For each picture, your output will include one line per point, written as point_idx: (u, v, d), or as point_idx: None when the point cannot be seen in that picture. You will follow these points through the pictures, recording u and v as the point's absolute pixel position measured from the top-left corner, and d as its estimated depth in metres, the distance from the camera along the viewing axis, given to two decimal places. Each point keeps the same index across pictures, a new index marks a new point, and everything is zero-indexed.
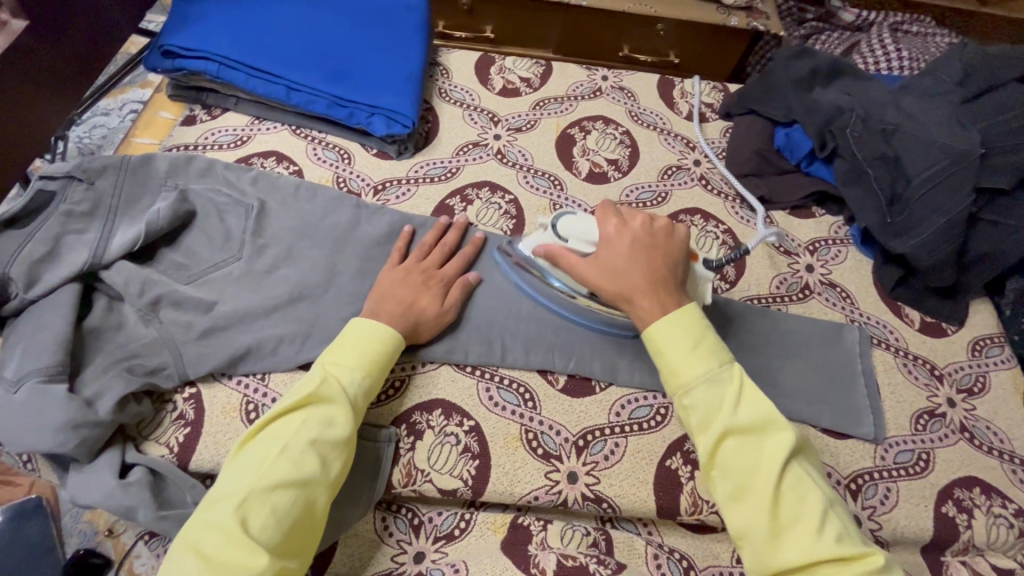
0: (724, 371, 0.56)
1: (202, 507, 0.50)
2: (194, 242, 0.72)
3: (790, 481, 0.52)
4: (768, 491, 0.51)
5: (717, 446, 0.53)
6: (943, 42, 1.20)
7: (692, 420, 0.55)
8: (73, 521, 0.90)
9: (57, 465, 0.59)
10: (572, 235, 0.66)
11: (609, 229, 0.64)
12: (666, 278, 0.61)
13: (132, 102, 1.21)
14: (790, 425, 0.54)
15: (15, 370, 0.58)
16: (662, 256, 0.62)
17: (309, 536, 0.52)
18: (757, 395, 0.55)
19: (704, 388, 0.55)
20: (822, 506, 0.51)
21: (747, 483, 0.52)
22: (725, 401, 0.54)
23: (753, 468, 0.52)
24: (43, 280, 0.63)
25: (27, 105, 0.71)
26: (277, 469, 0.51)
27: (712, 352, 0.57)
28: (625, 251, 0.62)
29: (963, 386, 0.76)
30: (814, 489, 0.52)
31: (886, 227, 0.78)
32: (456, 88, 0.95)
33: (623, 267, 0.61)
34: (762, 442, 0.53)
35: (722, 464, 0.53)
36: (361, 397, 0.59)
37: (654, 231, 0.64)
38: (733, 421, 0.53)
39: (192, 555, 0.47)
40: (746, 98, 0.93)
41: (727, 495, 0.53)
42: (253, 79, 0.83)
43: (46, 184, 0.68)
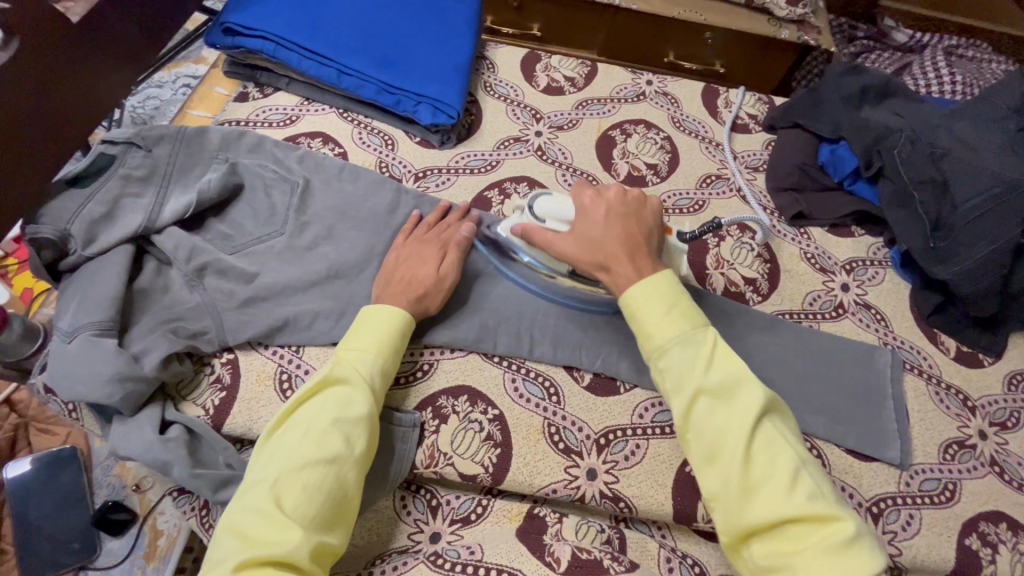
0: (699, 333, 0.55)
1: (238, 493, 0.52)
2: (241, 215, 0.75)
3: (763, 440, 0.51)
4: (739, 449, 0.50)
5: (690, 406, 0.53)
6: (999, 70, 1.17)
7: (666, 383, 0.55)
8: (104, 474, 0.97)
9: (102, 416, 0.62)
10: (548, 213, 0.67)
11: (584, 200, 0.64)
12: (640, 244, 0.61)
13: (186, 77, 1.25)
14: (762, 385, 0.53)
15: (70, 322, 0.61)
16: (636, 224, 0.62)
17: (345, 511, 0.54)
18: (730, 356, 0.54)
19: (678, 348, 0.55)
20: (795, 464, 0.50)
21: (718, 445, 0.51)
22: (698, 361, 0.54)
23: (726, 429, 0.51)
24: (99, 239, 0.66)
25: (98, 71, 0.74)
26: (303, 449, 0.53)
27: (688, 315, 0.56)
28: (600, 219, 0.62)
29: (996, 420, 0.74)
30: (786, 447, 0.51)
31: (927, 252, 0.77)
32: (502, 83, 0.96)
33: (598, 236, 0.61)
34: (733, 402, 0.52)
35: (695, 426, 0.53)
36: (378, 377, 0.60)
37: (630, 200, 0.64)
38: (706, 380, 0.53)
39: (232, 536, 0.49)
40: (794, 111, 0.93)
41: (699, 458, 0.52)
42: (306, 60, 0.85)
43: (108, 148, 0.70)
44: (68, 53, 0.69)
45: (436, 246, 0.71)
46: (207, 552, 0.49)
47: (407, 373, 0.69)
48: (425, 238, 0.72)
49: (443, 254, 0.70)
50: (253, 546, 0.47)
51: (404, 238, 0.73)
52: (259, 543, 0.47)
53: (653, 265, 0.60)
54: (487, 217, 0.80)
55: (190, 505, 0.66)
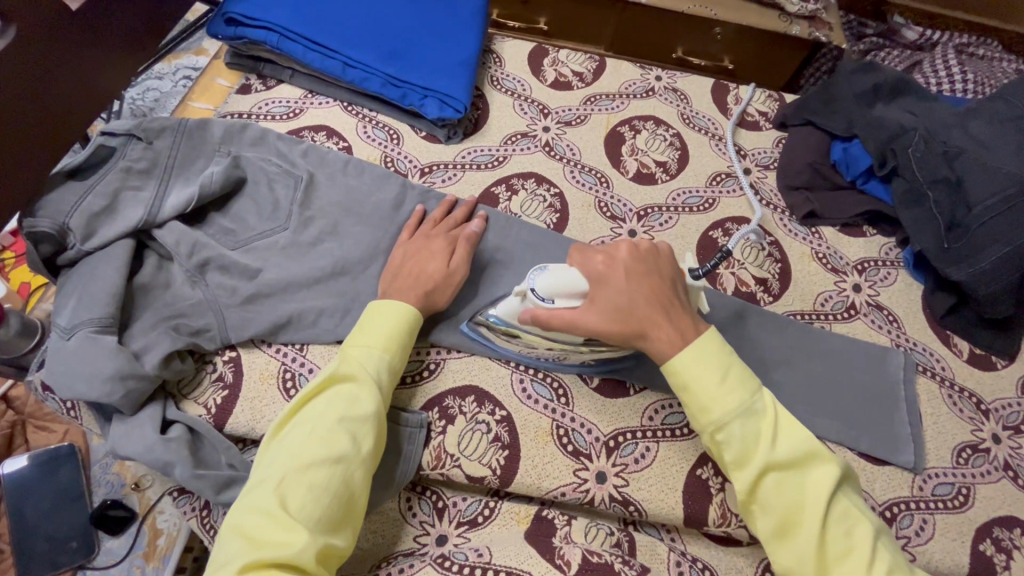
0: (758, 402, 0.54)
1: (243, 492, 0.51)
2: (243, 209, 0.73)
3: (838, 513, 0.51)
4: (815, 526, 0.50)
5: (757, 482, 0.52)
6: (1011, 68, 1.16)
7: (727, 457, 0.54)
8: (103, 471, 0.96)
9: (102, 414, 0.61)
10: (554, 292, 0.59)
11: (597, 266, 0.59)
12: (670, 299, 0.58)
13: (186, 68, 1.23)
14: (829, 455, 0.53)
15: (69, 318, 0.60)
16: (659, 278, 0.59)
17: (353, 511, 0.53)
18: (791, 425, 0.54)
19: (739, 422, 0.53)
20: (871, 538, 0.50)
21: (791, 521, 0.51)
22: (761, 435, 0.53)
23: (797, 504, 0.51)
24: (99, 233, 0.65)
25: (98, 62, 0.72)
26: (309, 448, 0.51)
27: (742, 381, 0.55)
28: (623, 286, 0.57)
29: (1010, 423, 0.73)
30: (860, 517, 0.51)
31: (942, 253, 0.75)
32: (509, 78, 0.95)
33: (625, 305, 0.57)
34: (802, 476, 0.52)
35: (763, 501, 0.52)
36: (385, 374, 0.59)
37: (644, 254, 0.60)
38: (773, 456, 0.52)
39: (237, 536, 0.48)
40: (806, 109, 0.91)
41: (769, 534, 0.52)
42: (310, 52, 0.83)
43: (107, 140, 0.68)
44: (67, 43, 0.67)
45: (443, 243, 0.69)
46: (212, 552, 0.48)
47: (413, 372, 0.68)
48: (431, 235, 0.70)
49: (451, 250, 0.69)
50: (258, 548, 0.46)
51: (410, 233, 0.72)
52: (265, 544, 0.46)
53: (695, 324, 0.57)
54: (494, 214, 0.78)
55: (191, 505, 0.65)
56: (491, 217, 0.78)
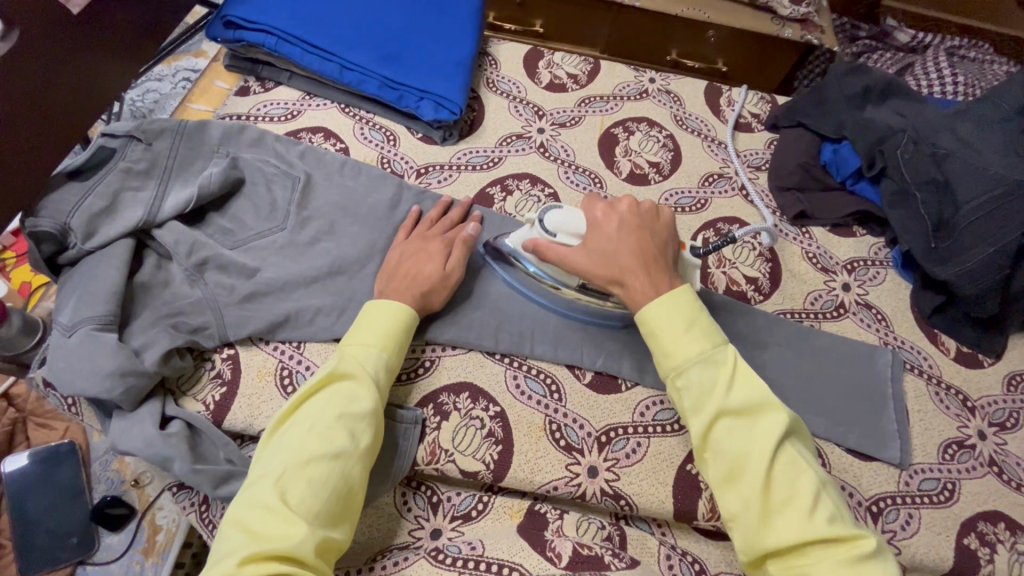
0: (719, 353, 0.56)
1: (244, 487, 0.52)
2: (242, 209, 0.74)
3: (786, 460, 0.51)
4: (760, 470, 0.50)
5: (709, 426, 0.53)
6: (1001, 71, 1.17)
7: (685, 403, 0.55)
8: (102, 468, 0.97)
9: (102, 410, 0.62)
10: (560, 227, 0.63)
11: (596, 213, 0.63)
12: (655, 256, 0.61)
13: (186, 70, 1.24)
14: (782, 406, 0.53)
15: (70, 316, 0.61)
16: (650, 235, 0.62)
17: (351, 507, 0.54)
18: (750, 376, 0.55)
19: (698, 369, 0.55)
20: (816, 487, 0.50)
21: (738, 465, 0.51)
22: (718, 382, 0.54)
23: (746, 449, 0.51)
24: (99, 233, 0.66)
25: (98, 64, 0.74)
26: (308, 444, 0.53)
27: (706, 334, 0.56)
28: (613, 234, 0.61)
29: (995, 420, 0.74)
30: (807, 469, 0.51)
31: (930, 253, 0.77)
32: (504, 80, 0.96)
33: (612, 250, 0.61)
34: (754, 423, 0.53)
35: (714, 447, 0.53)
36: (383, 372, 0.60)
37: (642, 213, 0.63)
38: (727, 401, 0.53)
39: (238, 530, 0.49)
40: (797, 110, 0.93)
41: (719, 478, 0.53)
42: (308, 55, 0.85)
43: (108, 141, 0.69)
44: (68, 45, 0.68)
45: (439, 243, 0.71)
46: (213, 546, 0.49)
47: (409, 369, 0.69)
48: (427, 236, 0.71)
49: (449, 251, 0.71)
50: (258, 541, 0.47)
51: (406, 234, 0.73)
52: (265, 538, 0.47)
53: (670, 279, 0.60)
54: (490, 214, 0.80)
55: (190, 501, 0.66)
56: (486, 218, 0.79)
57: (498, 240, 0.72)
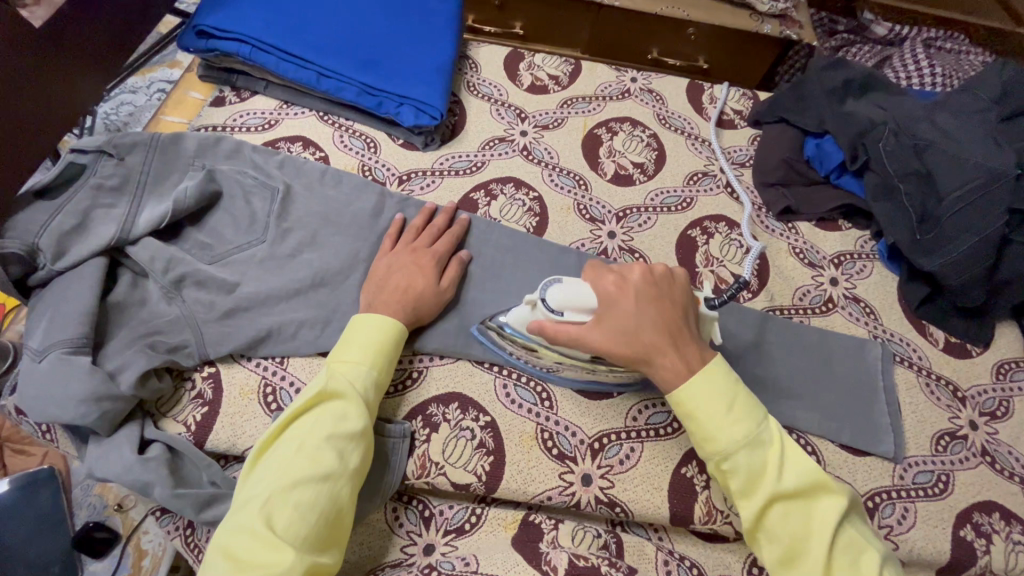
0: (764, 431, 0.55)
1: (230, 512, 0.50)
2: (220, 223, 0.73)
3: (844, 543, 0.52)
4: (822, 554, 0.51)
5: (763, 512, 0.53)
6: (978, 61, 1.19)
7: (734, 487, 0.54)
8: (84, 494, 0.94)
9: (78, 436, 0.60)
10: (566, 305, 0.58)
11: (608, 286, 0.59)
12: (679, 327, 0.58)
13: (160, 81, 1.22)
14: (835, 485, 0.53)
15: (41, 339, 0.59)
16: (670, 305, 0.59)
17: (339, 529, 0.52)
18: (797, 455, 0.55)
19: (746, 455, 0.54)
20: (878, 568, 0.51)
21: (796, 550, 0.52)
22: (768, 464, 0.54)
23: (804, 533, 0.52)
24: (70, 252, 0.64)
25: (62, 77, 0.71)
26: (294, 466, 0.51)
27: (749, 412, 0.55)
28: (631, 307, 0.58)
29: (986, 410, 0.75)
30: (868, 548, 0.52)
31: (915, 244, 0.77)
32: (485, 83, 0.95)
33: (633, 327, 0.57)
34: (809, 506, 0.53)
35: (768, 530, 0.53)
36: (372, 390, 0.59)
37: (657, 279, 0.60)
38: (780, 487, 0.53)
39: (222, 558, 0.47)
40: (778, 106, 0.93)
41: (776, 561, 0.53)
42: (284, 63, 0.83)
43: (77, 157, 0.67)
44: (28, 59, 0.66)
45: (426, 257, 0.69)
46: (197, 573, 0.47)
47: (397, 381, 0.67)
48: (413, 249, 0.70)
49: (441, 268, 0.70)
50: (243, 569, 0.46)
51: (392, 245, 0.71)
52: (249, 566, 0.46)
53: (699, 351, 0.58)
54: (478, 219, 0.78)
55: (174, 525, 0.64)
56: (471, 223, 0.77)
57: (495, 322, 0.67)
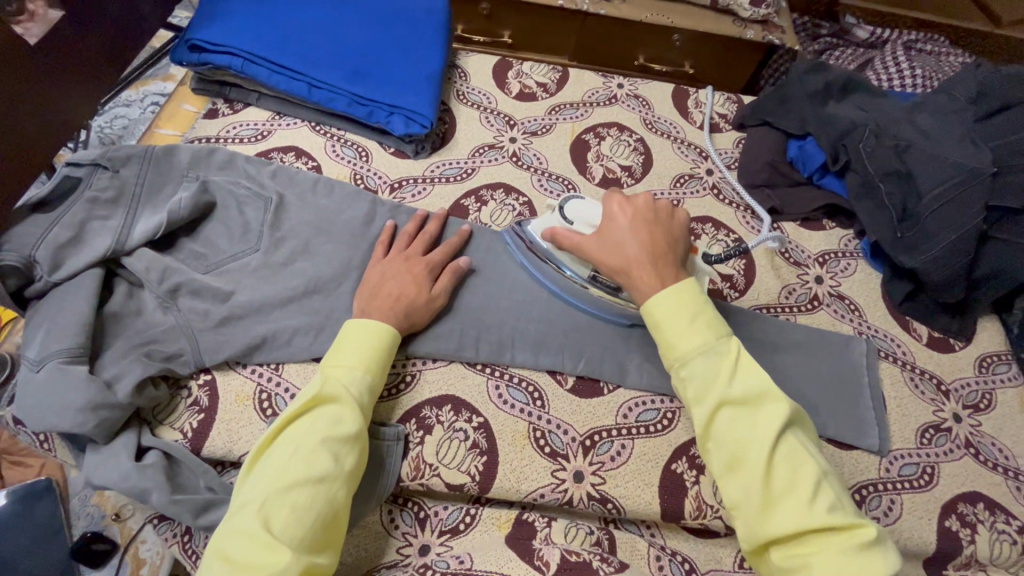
0: (722, 343, 0.56)
1: (226, 516, 0.51)
2: (214, 233, 0.74)
3: (788, 451, 0.51)
4: (763, 459, 0.50)
5: (712, 417, 0.53)
6: (957, 62, 1.21)
7: (688, 393, 0.55)
8: (82, 504, 0.94)
9: (76, 444, 0.60)
10: (578, 217, 0.69)
11: (613, 207, 0.65)
12: (665, 251, 0.61)
13: (154, 95, 1.23)
14: (784, 395, 0.53)
15: (38, 350, 0.60)
16: (663, 231, 0.63)
17: (334, 531, 0.53)
18: (752, 366, 0.54)
19: (701, 359, 0.55)
20: (816, 478, 0.50)
21: (740, 454, 0.51)
22: (720, 371, 0.54)
23: (748, 438, 0.52)
24: (66, 264, 0.65)
25: (57, 92, 0.73)
26: (290, 469, 0.52)
27: (709, 325, 0.56)
28: (626, 226, 0.63)
29: (969, 402, 0.76)
30: (809, 459, 0.51)
31: (897, 242, 0.79)
32: (474, 91, 0.97)
33: (623, 241, 0.62)
34: (756, 414, 0.53)
35: (717, 436, 0.53)
36: (365, 394, 0.60)
37: (659, 208, 0.64)
38: (729, 391, 0.53)
39: (219, 561, 0.48)
40: (761, 109, 0.95)
41: (721, 467, 0.53)
42: (275, 75, 0.85)
43: (73, 170, 0.69)
44: (23, 75, 0.67)
45: (419, 264, 0.71)
46: None
47: (391, 385, 0.68)
48: (406, 257, 0.71)
49: (434, 276, 0.71)
50: (239, 570, 0.46)
51: (385, 253, 0.73)
52: (246, 567, 0.46)
53: (677, 271, 0.60)
54: (479, 228, 0.79)
55: (172, 532, 0.65)
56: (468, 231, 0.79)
57: (521, 227, 0.76)
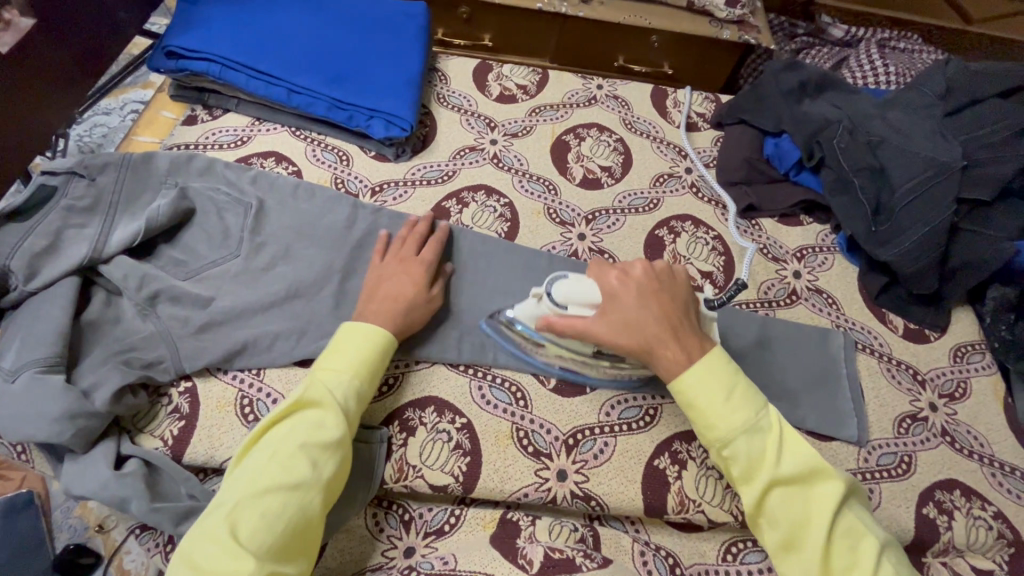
0: (763, 418, 0.57)
1: (201, 517, 0.52)
2: (193, 239, 0.73)
3: (843, 527, 0.54)
4: (821, 539, 0.53)
5: (762, 497, 0.55)
6: (929, 59, 1.24)
7: (735, 473, 0.56)
8: (64, 516, 0.93)
9: (54, 455, 0.60)
10: (571, 301, 0.60)
11: (612, 282, 0.61)
12: (679, 320, 0.61)
13: (133, 102, 1.22)
14: (835, 470, 0.55)
15: (14, 360, 0.59)
16: (670, 298, 0.62)
17: (308, 539, 0.53)
18: (796, 441, 0.57)
19: (745, 440, 0.56)
20: (877, 553, 0.53)
21: (796, 534, 0.54)
22: (767, 451, 0.56)
23: (803, 517, 0.54)
24: (42, 273, 0.64)
25: (31, 101, 0.72)
26: (266, 474, 0.52)
27: (748, 398, 0.58)
28: (634, 302, 0.60)
29: (945, 391, 0.78)
30: (867, 534, 0.54)
31: (870, 236, 0.80)
32: (454, 94, 0.97)
33: (636, 320, 0.60)
34: (808, 490, 0.55)
35: (769, 515, 0.55)
36: (352, 400, 0.59)
37: (659, 274, 0.63)
38: (778, 472, 0.55)
39: (188, 564, 0.48)
40: (737, 108, 0.96)
41: (777, 545, 0.55)
42: (254, 81, 0.85)
43: (48, 179, 0.68)
44: None
45: (416, 266, 0.71)
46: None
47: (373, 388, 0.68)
48: (405, 259, 0.71)
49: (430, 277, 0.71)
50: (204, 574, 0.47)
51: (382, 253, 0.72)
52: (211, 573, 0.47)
53: (699, 342, 0.60)
54: (469, 231, 0.80)
55: (154, 542, 0.66)
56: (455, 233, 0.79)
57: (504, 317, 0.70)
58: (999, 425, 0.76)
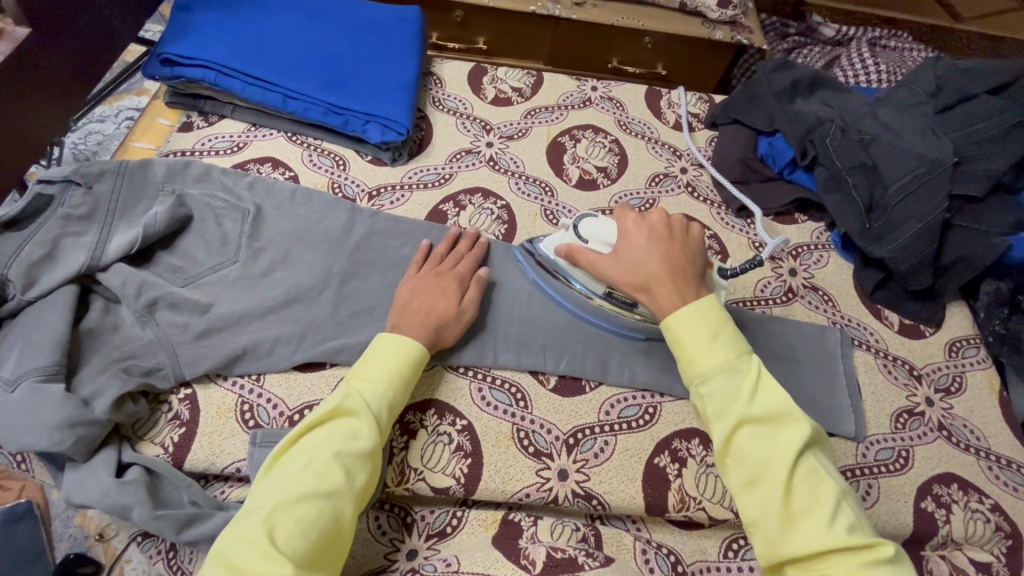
0: (743, 362, 0.58)
1: (233, 520, 0.51)
2: (191, 246, 0.74)
3: (805, 471, 0.53)
4: (782, 476, 0.52)
5: (731, 435, 0.55)
6: (920, 57, 1.25)
7: (708, 409, 0.57)
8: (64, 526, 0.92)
9: (54, 463, 0.60)
10: (593, 235, 0.68)
11: (627, 224, 0.66)
12: (683, 268, 0.63)
13: (129, 109, 1.22)
14: (806, 417, 0.55)
15: (13, 369, 0.59)
16: (679, 248, 0.64)
17: (336, 550, 0.53)
18: (772, 387, 0.56)
19: (723, 377, 0.57)
20: (836, 499, 0.51)
21: (760, 472, 0.53)
22: (741, 390, 0.56)
23: (767, 456, 0.53)
24: (40, 282, 0.64)
25: (26, 110, 0.72)
26: (303, 481, 0.52)
27: (730, 343, 0.58)
28: (642, 243, 0.64)
29: (941, 386, 0.78)
30: (828, 478, 0.53)
31: (864, 232, 0.81)
32: (450, 98, 0.98)
33: (641, 258, 0.63)
34: (778, 433, 0.54)
35: (736, 454, 0.55)
36: (386, 411, 0.59)
37: (673, 225, 0.66)
38: (749, 411, 0.55)
39: (223, 566, 0.48)
40: (731, 108, 0.96)
41: (741, 484, 0.54)
42: (250, 87, 0.85)
43: (45, 188, 0.68)
44: None
45: (449, 280, 0.71)
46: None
47: None
48: (442, 274, 0.72)
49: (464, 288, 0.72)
50: None
51: (417, 269, 0.73)
52: None
53: (695, 290, 0.62)
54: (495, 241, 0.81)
55: (156, 549, 0.66)
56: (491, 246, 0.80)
57: (532, 246, 0.76)
58: (995, 419, 0.77)
